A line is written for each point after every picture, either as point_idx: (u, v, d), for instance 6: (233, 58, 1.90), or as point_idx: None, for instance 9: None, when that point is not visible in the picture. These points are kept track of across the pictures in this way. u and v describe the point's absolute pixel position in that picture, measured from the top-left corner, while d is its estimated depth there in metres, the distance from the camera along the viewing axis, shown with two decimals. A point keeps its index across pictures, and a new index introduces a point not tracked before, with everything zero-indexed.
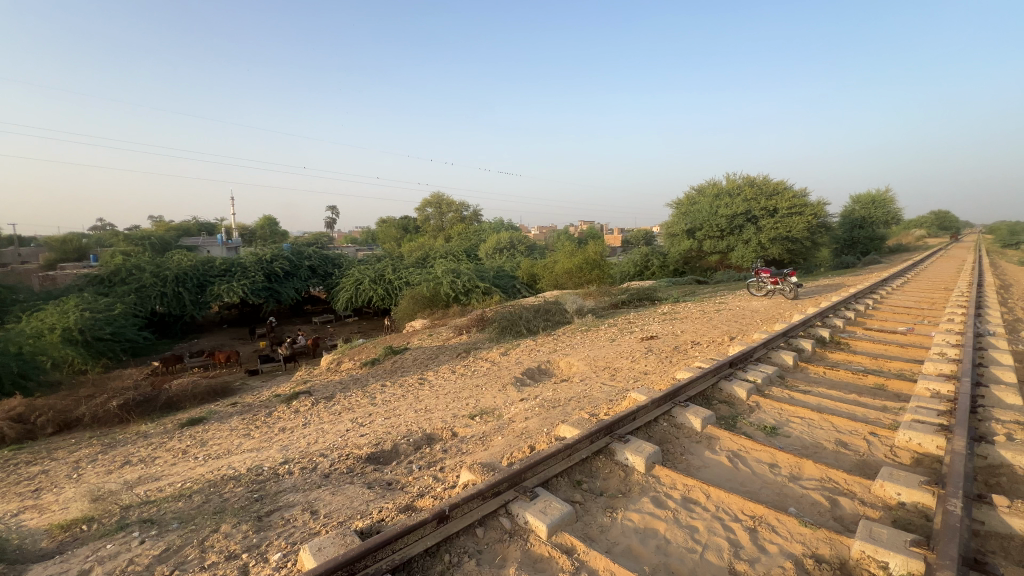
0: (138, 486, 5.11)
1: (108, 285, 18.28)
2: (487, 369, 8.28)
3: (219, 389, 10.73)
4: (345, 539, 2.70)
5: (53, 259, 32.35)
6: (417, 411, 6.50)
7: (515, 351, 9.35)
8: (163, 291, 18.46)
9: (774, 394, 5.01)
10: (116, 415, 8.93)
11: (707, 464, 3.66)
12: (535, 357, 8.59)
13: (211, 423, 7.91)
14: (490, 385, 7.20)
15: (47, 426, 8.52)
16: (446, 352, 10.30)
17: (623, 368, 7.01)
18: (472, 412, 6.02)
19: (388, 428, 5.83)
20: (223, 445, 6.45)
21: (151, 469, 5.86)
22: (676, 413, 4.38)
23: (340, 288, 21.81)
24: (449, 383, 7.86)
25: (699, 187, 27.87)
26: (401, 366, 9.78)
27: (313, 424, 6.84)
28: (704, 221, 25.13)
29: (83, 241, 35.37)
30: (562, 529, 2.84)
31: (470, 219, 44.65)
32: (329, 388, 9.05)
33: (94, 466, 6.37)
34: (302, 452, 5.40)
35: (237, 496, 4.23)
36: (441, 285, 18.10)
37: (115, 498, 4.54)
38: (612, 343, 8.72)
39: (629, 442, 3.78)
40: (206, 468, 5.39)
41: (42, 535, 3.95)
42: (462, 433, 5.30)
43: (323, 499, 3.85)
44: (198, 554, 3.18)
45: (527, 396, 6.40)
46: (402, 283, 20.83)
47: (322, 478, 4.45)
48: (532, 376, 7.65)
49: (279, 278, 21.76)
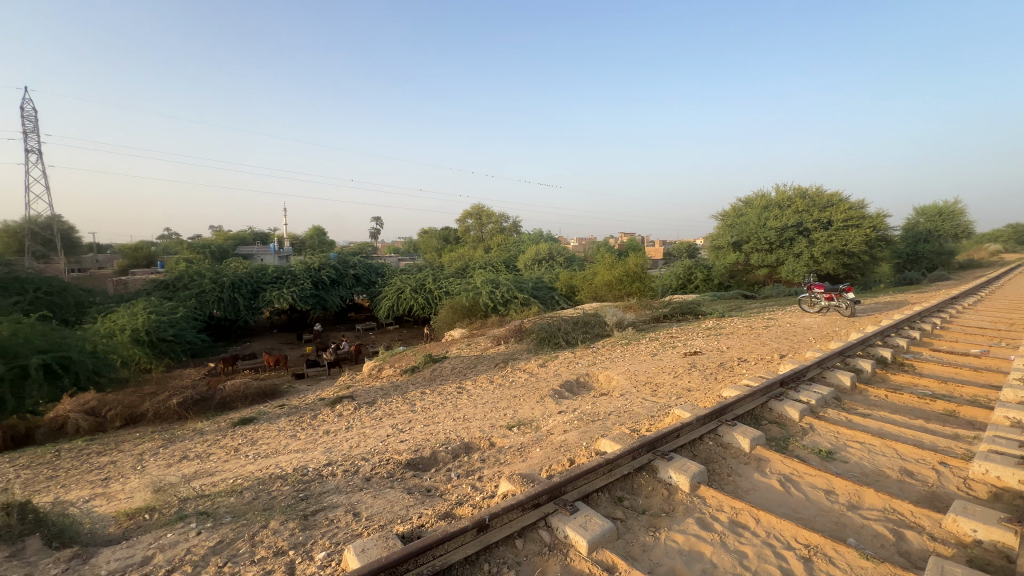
0: (194, 480, 5.41)
1: (172, 290, 19.57)
2: (524, 381, 8.25)
3: (268, 391, 11.25)
4: (388, 542, 2.75)
5: (125, 266, 35.31)
6: (455, 419, 6.57)
7: (553, 363, 9.29)
8: (220, 297, 19.61)
9: (830, 416, 4.72)
10: (176, 412, 9.52)
11: (756, 487, 3.49)
12: (574, 370, 8.49)
13: (260, 423, 8.28)
14: (527, 397, 7.17)
15: (115, 420, 9.21)
16: (484, 362, 10.36)
17: (665, 384, 6.82)
18: (509, 423, 6.02)
19: (427, 435, 5.92)
20: (271, 445, 6.74)
21: (206, 464, 6.19)
22: (723, 432, 4.20)
23: (383, 296, 22.48)
24: (487, 393, 7.90)
25: (746, 198, 26.85)
26: (440, 375, 9.92)
27: (355, 428, 7.03)
28: (751, 234, 24.25)
29: (153, 250, 38.37)
30: (602, 545, 2.78)
31: (510, 230, 44.89)
32: (371, 393, 9.29)
33: (154, 460, 6.79)
34: (344, 456, 5.54)
35: (284, 495, 4.40)
36: (480, 295, 18.28)
37: (174, 490, 4.83)
38: (654, 358, 8.50)
39: (673, 460, 3.65)
40: (256, 467, 5.64)
41: (109, 521, 4.24)
42: (499, 444, 5.30)
43: (363, 503, 3.94)
44: (249, 548, 3.32)
45: (565, 409, 6.32)
46: (442, 293, 21.14)
47: (364, 482, 4.56)
48: (570, 389, 7.58)
49: (326, 286, 22.60)
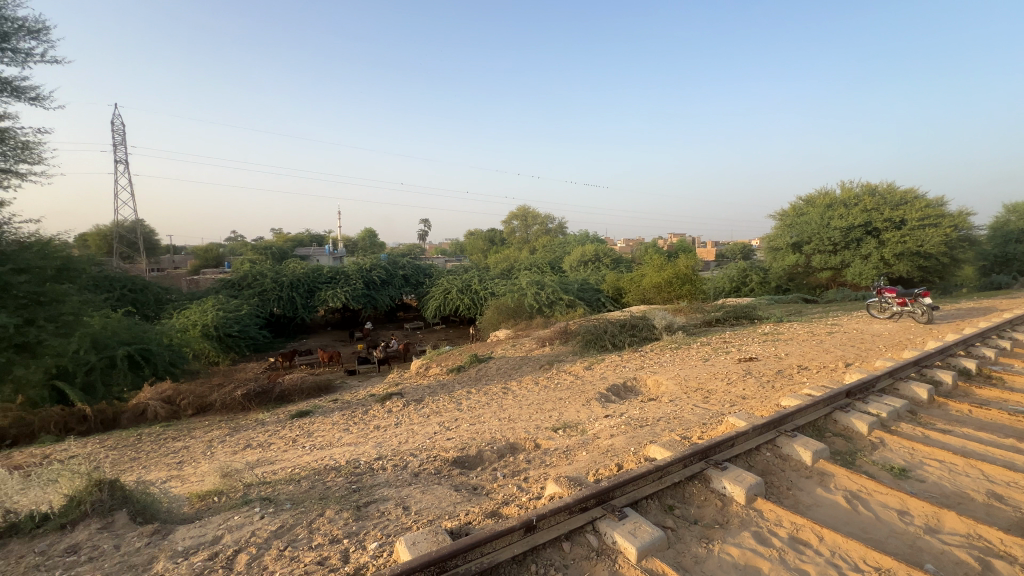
0: (257, 467, 5.76)
1: (237, 289, 20.93)
2: (570, 383, 8.19)
3: (323, 386, 11.79)
4: (437, 537, 2.81)
5: (197, 266, 38.19)
6: (500, 420, 6.62)
7: (599, 366, 9.17)
8: (280, 296, 20.76)
9: (904, 431, 4.37)
10: (240, 404, 10.17)
11: (819, 503, 3.29)
12: (620, 374, 8.33)
13: (315, 416, 8.70)
14: (572, 399, 7.12)
15: (188, 408, 9.95)
16: (529, 363, 10.38)
17: (717, 391, 6.56)
18: (554, 425, 5.99)
19: (473, 434, 6.00)
20: (326, 438, 7.07)
21: (267, 453, 6.58)
22: (782, 443, 3.99)
23: (430, 296, 23.02)
24: (532, 394, 7.91)
25: (807, 197, 25.30)
26: (485, 375, 10.03)
27: (404, 424, 7.24)
28: (812, 234, 22.83)
29: (221, 251, 41.29)
30: (651, 554, 2.71)
31: (556, 231, 44.60)
32: (419, 391, 9.53)
33: (221, 446, 7.29)
34: (394, 451, 5.72)
35: (338, 486, 4.60)
36: (525, 296, 18.33)
37: (240, 476, 5.16)
38: (705, 363, 8.19)
39: (727, 470, 3.51)
40: (312, 457, 5.93)
41: (184, 501, 4.60)
42: (544, 446, 5.28)
43: (412, 497, 4.05)
44: (307, 535, 3.49)
45: (611, 413, 6.21)
46: (487, 294, 21.33)
47: (412, 477, 4.69)
48: (616, 393, 7.45)
49: (376, 286, 23.41)
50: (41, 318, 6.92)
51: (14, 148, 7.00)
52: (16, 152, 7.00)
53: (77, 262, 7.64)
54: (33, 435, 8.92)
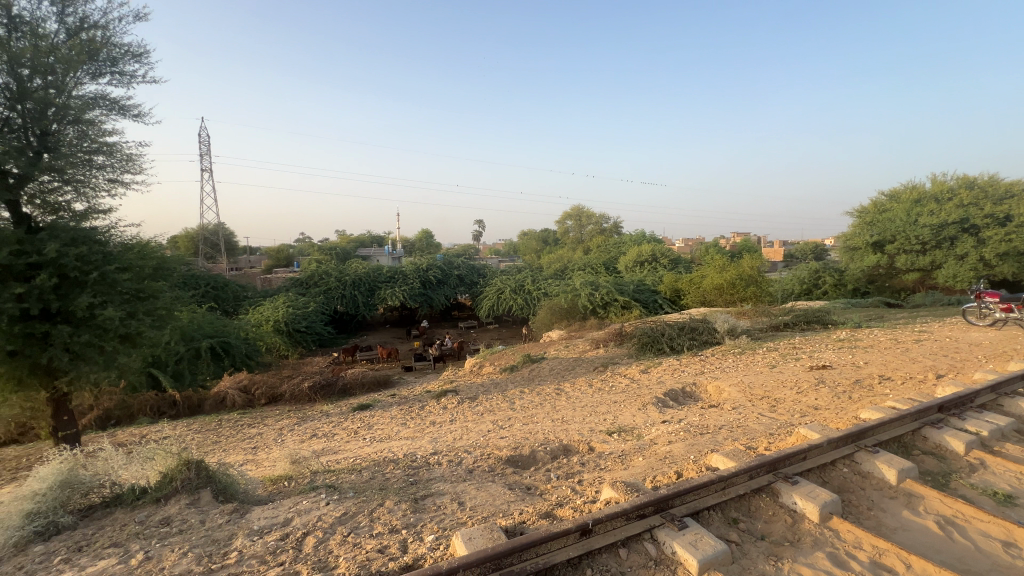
0: (322, 456, 6.10)
1: (305, 287, 22.28)
2: (625, 387, 7.99)
3: (382, 380, 12.29)
4: (492, 534, 2.84)
5: (270, 265, 41.03)
6: (554, 421, 6.59)
7: (656, 369, 8.89)
8: (343, 294, 21.87)
9: (1009, 453, 3.90)
10: (307, 395, 10.82)
11: (906, 527, 3.01)
12: (679, 379, 8.03)
13: (375, 410, 9.08)
14: (627, 403, 6.95)
15: (261, 397, 10.72)
16: (583, 365, 10.25)
17: (785, 400, 6.17)
18: (609, 429, 5.88)
19: (527, 434, 6.02)
20: (385, 431, 7.36)
21: (331, 443, 6.95)
22: (862, 459, 3.67)
23: (484, 296, 23.36)
24: (585, 396, 7.81)
25: (891, 191, 23.22)
26: (538, 375, 10.02)
27: (458, 421, 7.39)
28: (896, 232, 20.84)
29: (291, 252, 44.17)
30: (714, 568, 2.60)
31: (611, 231, 43.67)
32: (472, 389, 9.68)
33: (290, 435, 7.79)
34: (449, 447, 5.86)
35: (397, 478, 4.77)
36: (579, 297, 18.11)
37: (307, 463, 5.49)
38: (772, 370, 7.72)
39: (799, 485, 3.28)
40: (372, 449, 6.19)
41: (259, 484, 4.96)
42: (599, 449, 5.20)
43: (467, 493, 4.12)
44: (368, 523, 3.65)
45: (669, 419, 6.00)
46: (541, 294, 21.30)
47: (467, 473, 4.77)
48: (674, 398, 7.19)
49: (432, 285, 24.07)
50: (140, 312, 7.71)
51: (119, 160, 7.82)
52: (121, 163, 7.83)
53: (171, 262, 8.43)
54: (132, 416, 10.05)
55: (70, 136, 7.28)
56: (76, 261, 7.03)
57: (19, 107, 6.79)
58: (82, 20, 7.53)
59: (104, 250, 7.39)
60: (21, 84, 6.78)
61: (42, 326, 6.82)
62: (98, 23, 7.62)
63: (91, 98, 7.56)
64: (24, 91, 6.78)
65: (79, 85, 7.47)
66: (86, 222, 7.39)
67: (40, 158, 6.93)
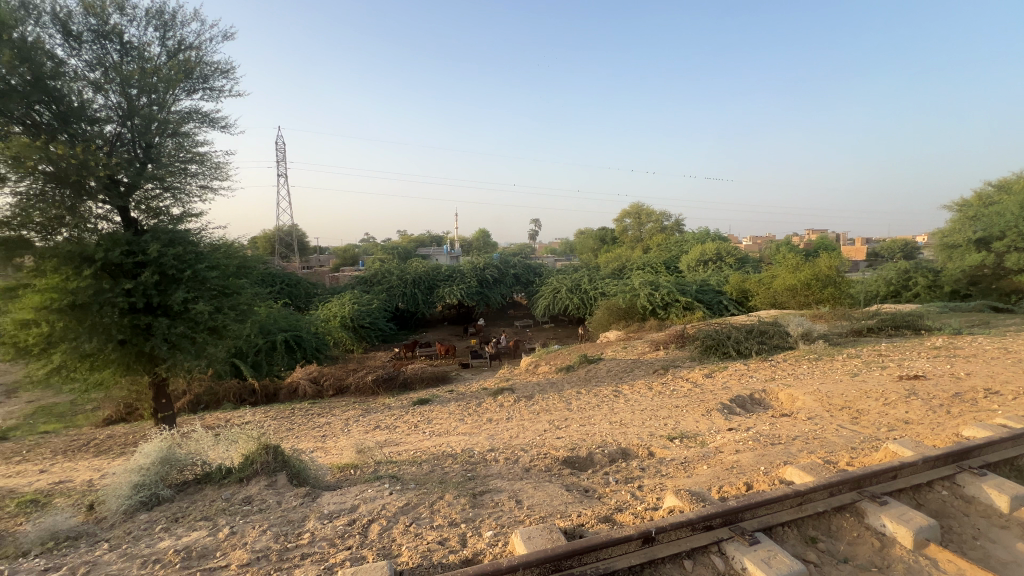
0: (385, 447, 6.37)
1: (369, 285, 23.35)
2: (687, 391, 7.68)
3: (440, 376, 12.62)
4: (552, 535, 2.83)
5: (338, 263, 43.42)
6: (612, 423, 6.45)
7: (721, 374, 8.46)
8: (404, 292, 22.69)
9: None
10: (371, 388, 11.34)
11: (1020, 562, 2.66)
12: (747, 385, 7.58)
13: (434, 405, 9.34)
14: (690, 409, 6.67)
15: (329, 389, 11.36)
16: (642, 367, 9.97)
17: (870, 411, 5.65)
18: (670, 434, 5.66)
19: (584, 436, 5.94)
20: (443, 426, 7.55)
21: (393, 435, 7.23)
22: (965, 481, 3.29)
23: (540, 295, 23.34)
24: (645, 400, 7.58)
25: (1000, 181, 20.56)
26: (595, 376, 9.86)
27: (515, 420, 7.43)
28: (1007, 227, 18.44)
29: (357, 251, 46.55)
30: None
31: (672, 229, 42.13)
32: (528, 388, 9.70)
33: (356, 425, 8.20)
34: (505, 444, 5.90)
35: (455, 472, 4.88)
36: (638, 297, 17.62)
37: (371, 453, 5.75)
38: (854, 378, 7.10)
39: (888, 506, 2.99)
40: (432, 443, 6.37)
41: (329, 470, 5.26)
42: (659, 454, 5.03)
43: (524, 491, 4.13)
44: (429, 515, 3.76)
45: (736, 427, 5.69)
46: (598, 293, 20.95)
47: (524, 471, 4.78)
48: (741, 405, 6.81)
49: (489, 284, 24.39)
50: (226, 306, 8.40)
51: (210, 168, 8.58)
52: (211, 171, 8.57)
53: (252, 261, 9.13)
54: (219, 401, 11.01)
55: (169, 148, 8.07)
56: (173, 260, 7.82)
57: (128, 124, 7.64)
58: (180, 42, 8.32)
59: (196, 250, 8.14)
60: (130, 102, 7.62)
61: (147, 318, 7.64)
62: (193, 45, 8.39)
63: (187, 113, 8.36)
64: (132, 109, 7.61)
65: (177, 101, 8.27)
66: (181, 225, 8.17)
67: (145, 168, 7.75)
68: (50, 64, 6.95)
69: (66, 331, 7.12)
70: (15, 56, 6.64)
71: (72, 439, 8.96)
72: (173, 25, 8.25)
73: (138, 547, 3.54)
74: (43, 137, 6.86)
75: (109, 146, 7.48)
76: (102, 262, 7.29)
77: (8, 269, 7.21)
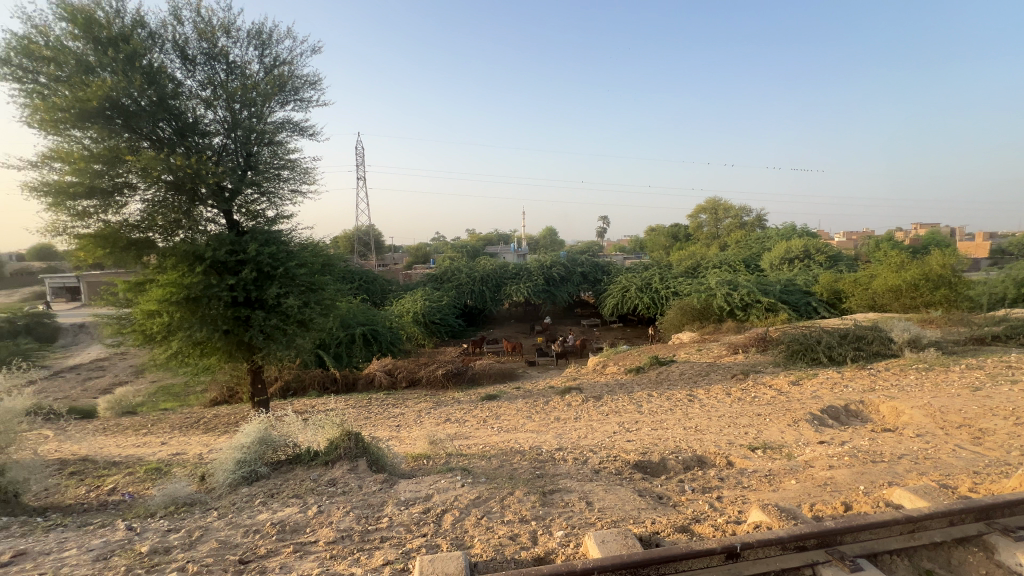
0: (456, 440, 6.56)
1: (440, 282, 24.18)
2: (770, 399, 7.17)
3: (506, 373, 12.79)
4: (627, 541, 2.76)
5: (412, 261, 45.41)
6: (686, 429, 6.17)
7: (810, 382, 7.80)
8: (473, 289, 23.24)
9: None
10: (440, 381, 11.75)
11: None
12: (840, 395, 6.91)
13: (501, 401, 9.49)
14: (774, 417, 6.21)
15: (402, 380, 11.93)
16: (719, 370, 9.45)
17: (996, 431, 4.93)
18: (752, 444, 5.30)
19: (656, 440, 5.74)
20: (511, 422, 7.64)
21: (463, 429, 7.44)
22: None
23: (608, 294, 22.86)
24: (722, 406, 7.18)
25: None
26: (667, 379, 9.49)
27: (583, 420, 7.35)
28: None
29: (428, 250, 48.48)
30: None
31: (753, 225, 39.42)
32: (597, 388, 9.54)
33: (428, 417, 8.53)
34: (574, 444, 5.85)
35: (524, 469, 4.91)
36: (714, 297, 16.70)
37: (443, 445, 5.95)
38: (975, 393, 6.23)
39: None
40: (500, 439, 6.47)
41: (404, 459, 5.51)
42: (739, 465, 4.74)
43: (595, 493, 4.06)
44: (500, 509, 3.82)
45: (829, 440, 5.20)
46: (670, 293, 20.13)
47: (594, 473, 4.71)
48: (833, 416, 6.23)
49: (556, 282, 24.29)
50: (313, 301, 9.08)
51: (299, 174, 9.30)
52: (301, 176, 9.29)
53: (335, 259, 9.77)
54: (305, 388, 11.95)
55: (266, 155, 8.85)
56: (269, 258, 8.59)
57: (232, 135, 8.48)
58: (276, 58, 9.09)
59: (287, 250, 8.87)
60: (234, 116, 8.45)
61: (246, 310, 8.45)
62: (286, 60, 9.13)
63: (280, 123, 9.11)
64: (236, 122, 8.43)
65: (272, 113, 9.04)
66: (275, 226, 8.94)
67: (246, 175, 8.56)
68: (171, 86, 7.88)
69: (181, 321, 8.05)
70: (144, 81, 7.60)
71: (186, 416, 10.14)
72: (270, 43, 9.02)
73: (241, 517, 3.92)
74: (166, 150, 7.82)
75: (217, 156, 8.36)
76: (211, 260, 8.14)
77: (138, 266, 8.32)
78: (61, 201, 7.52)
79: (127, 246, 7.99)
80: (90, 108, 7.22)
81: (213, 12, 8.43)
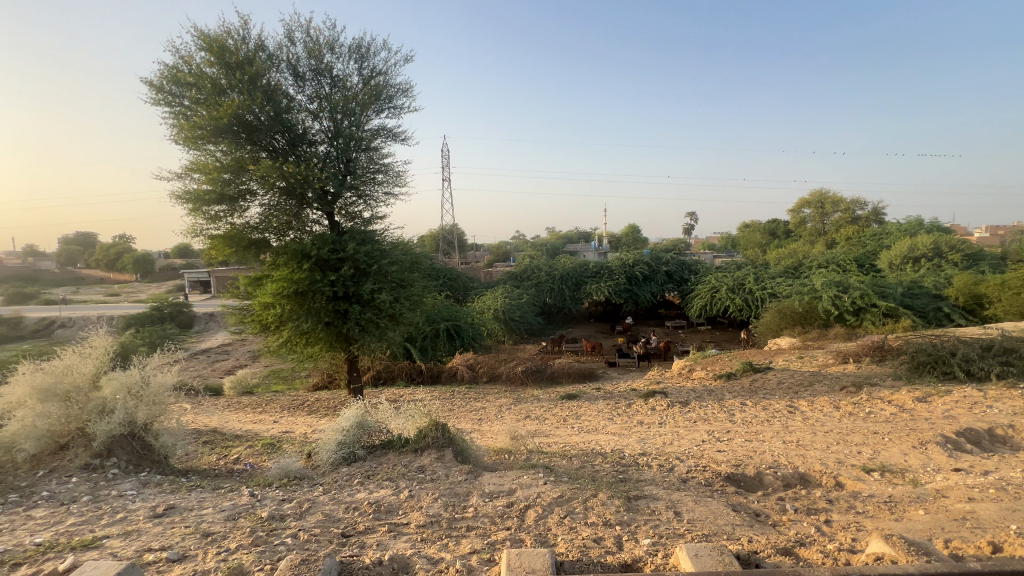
0: (536, 437, 6.60)
1: (520, 280, 24.45)
2: (890, 416, 6.35)
3: (586, 373, 12.61)
4: (723, 558, 2.60)
5: (492, 258, 46.28)
6: (787, 443, 5.66)
7: (942, 399, 6.79)
8: (552, 288, 23.22)
9: None
10: (520, 378, 11.90)
11: None
12: (983, 417, 5.92)
13: (581, 401, 9.38)
14: (895, 437, 5.50)
15: (482, 375, 12.26)
16: (825, 381, 8.54)
17: None
18: (866, 465, 4.73)
19: (751, 452, 5.33)
20: (592, 423, 7.51)
21: (543, 426, 7.45)
22: None
23: (695, 294, 21.65)
24: (830, 420, 6.48)
25: None
26: (763, 388, 8.77)
27: (667, 425, 7.03)
28: None
29: (508, 248, 49.06)
30: None
31: (868, 219, 34.97)
32: (683, 393, 9.08)
33: (509, 413, 8.67)
34: (659, 450, 5.63)
35: (607, 472, 4.81)
36: (819, 299, 15.13)
37: (524, 441, 6.01)
38: None
39: None
40: (580, 440, 6.39)
41: (486, 452, 5.65)
42: (852, 487, 4.26)
43: (683, 503, 3.88)
44: (583, 510, 3.79)
45: (967, 469, 4.49)
46: (766, 294, 18.58)
47: (681, 482, 4.49)
48: (973, 440, 5.37)
49: (639, 281, 23.46)
50: (402, 297, 9.65)
51: (392, 177, 9.90)
52: (393, 179, 9.89)
53: (423, 257, 10.29)
54: (394, 378, 12.73)
55: (363, 161, 9.53)
56: (364, 257, 9.26)
57: (335, 143, 9.23)
58: (373, 70, 9.74)
59: (380, 248, 9.50)
60: (337, 126, 9.21)
61: (345, 304, 9.18)
62: (382, 71, 9.75)
63: (376, 130, 9.77)
64: (338, 131, 9.18)
65: (369, 121, 9.72)
66: (370, 227, 9.61)
67: (346, 179, 9.30)
68: (285, 101, 8.77)
69: (291, 312, 8.95)
70: (264, 98, 8.52)
71: (293, 399, 11.27)
72: (368, 56, 9.69)
73: (343, 494, 4.27)
74: (280, 159, 8.73)
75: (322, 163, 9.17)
76: (315, 258, 8.95)
77: (256, 262, 9.36)
78: (199, 206, 8.68)
79: (248, 246, 9.04)
80: (222, 125, 8.26)
81: (320, 32, 9.25)
